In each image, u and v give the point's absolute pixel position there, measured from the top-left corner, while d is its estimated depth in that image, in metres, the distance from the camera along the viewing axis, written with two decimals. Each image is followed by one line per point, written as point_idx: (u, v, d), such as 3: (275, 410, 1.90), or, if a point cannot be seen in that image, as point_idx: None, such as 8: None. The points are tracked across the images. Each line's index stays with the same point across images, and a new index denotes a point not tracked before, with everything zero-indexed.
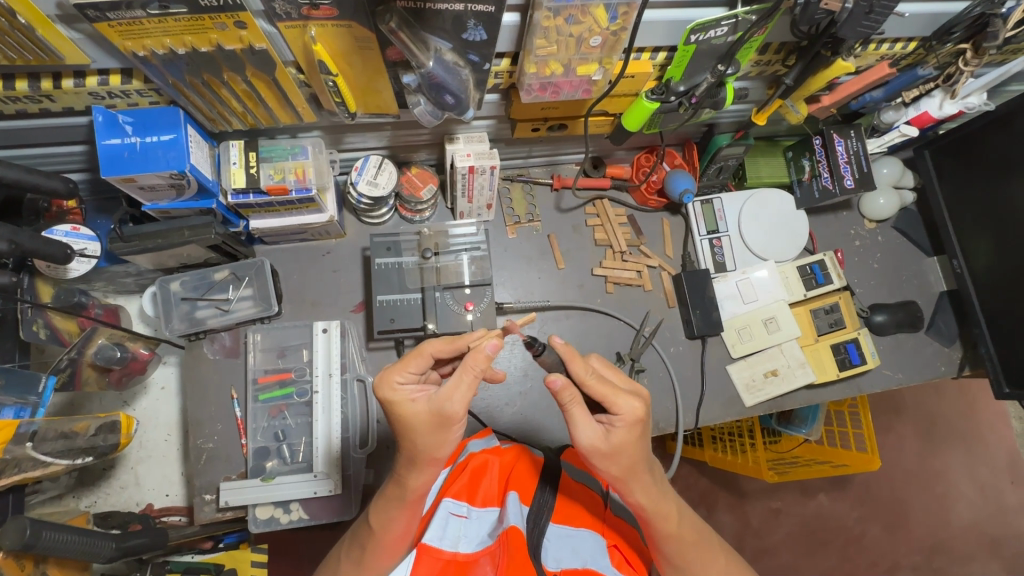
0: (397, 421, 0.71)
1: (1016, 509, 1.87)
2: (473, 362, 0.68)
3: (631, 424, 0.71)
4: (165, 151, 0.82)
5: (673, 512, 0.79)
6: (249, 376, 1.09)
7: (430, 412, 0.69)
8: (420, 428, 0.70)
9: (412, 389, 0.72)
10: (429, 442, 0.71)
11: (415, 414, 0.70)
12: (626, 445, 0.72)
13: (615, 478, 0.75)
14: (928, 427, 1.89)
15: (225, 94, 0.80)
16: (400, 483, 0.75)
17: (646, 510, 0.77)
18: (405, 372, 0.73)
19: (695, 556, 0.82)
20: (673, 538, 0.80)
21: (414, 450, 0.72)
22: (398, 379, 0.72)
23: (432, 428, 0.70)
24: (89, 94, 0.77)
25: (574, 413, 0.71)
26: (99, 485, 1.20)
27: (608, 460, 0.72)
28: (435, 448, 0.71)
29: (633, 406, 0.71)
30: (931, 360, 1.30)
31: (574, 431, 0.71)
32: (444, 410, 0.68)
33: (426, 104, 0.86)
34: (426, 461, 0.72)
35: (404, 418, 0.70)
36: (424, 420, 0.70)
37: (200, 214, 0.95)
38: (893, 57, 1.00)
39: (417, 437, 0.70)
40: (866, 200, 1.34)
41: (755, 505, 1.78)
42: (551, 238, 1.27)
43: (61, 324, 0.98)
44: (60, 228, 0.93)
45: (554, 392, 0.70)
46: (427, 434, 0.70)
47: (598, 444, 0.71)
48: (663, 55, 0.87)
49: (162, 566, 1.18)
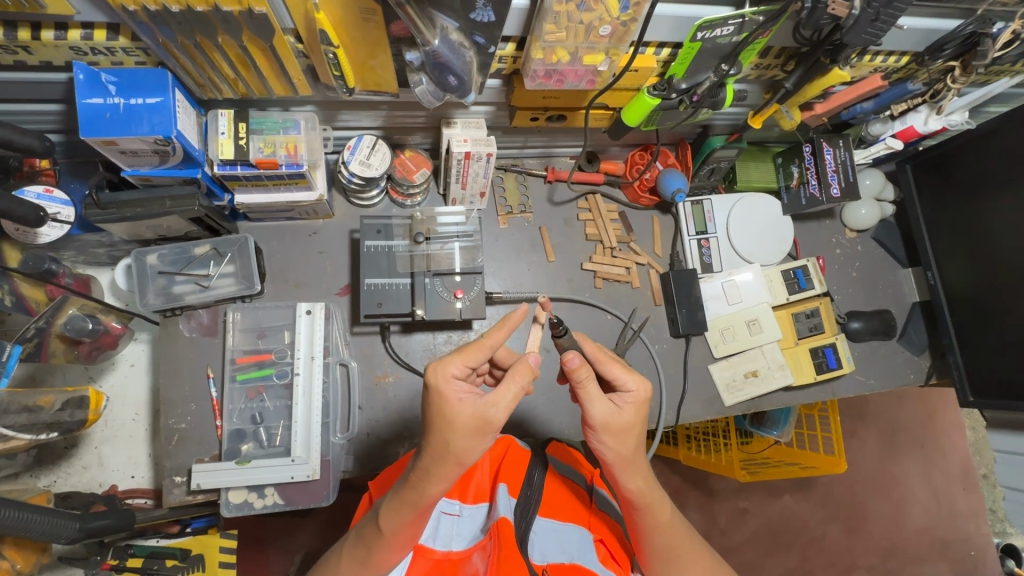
0: (436, 415, 0.69)
1: (965, 515, 1.96)
2: (518, 374, 0.71)
3: (639, 403, 0.77)
4: (150, 115, 0.78)
5: (664, 500, 0.81)
6: (226, 356, 1.05)
7: (474, 417, 0.68)
8: (457, 428, 0.68)
9: (462, 386, 0.70)
10: (462, 447, 0.69)
11: (459, 413, 0.68)
12: (635, 423, 0.76)
13: (617, 463, 0.77)
14: (890, 434, 1.97)
15: (218, 58, 0.76)
16: (418, 489, 0.72)
17: (638, 500, 0.79)
18: (463, 365, 0.71)
19: (681, 551, 0.83)
20: (663, 528, 0.81)
21: (444, 450, 0.69)
22: (454, 372, 0.70)
23: (469, 433, 0.69)
24: (70, 48, 0.72)
25: (589, 389, 0.74)
26: (60, 464, 1.15)
27: (616, 439, 0.76)
28: (464, 454, 0.70)
29: (641, 386, 0.77)
30: (900, 368, 1.35)
31: (587, 407, 0.74)
32: (488, 416, 0.68)
33: (428, 84, 0.83)
34: (450, 463, 0.70)
35: (446, 412, 0.68)
36: (463, 421, 0.68)
37: (183, 184, 0.91)
38: (885, 69, 1.02)
39: (451, 437, 0.68)
40: (848, 210, 1.37)
41: (723, 503, 1.82)
42: (542, 230, 1.26)
43: (28, 292, 0.92)
44: (32, 189, 0.89)
45: (568, 370, 0.73)
46: (462, 437, 0.69)
47: (611, 420, 0.75)
48: (668, 51, 0.88)
49: (125, 550, 1.15)
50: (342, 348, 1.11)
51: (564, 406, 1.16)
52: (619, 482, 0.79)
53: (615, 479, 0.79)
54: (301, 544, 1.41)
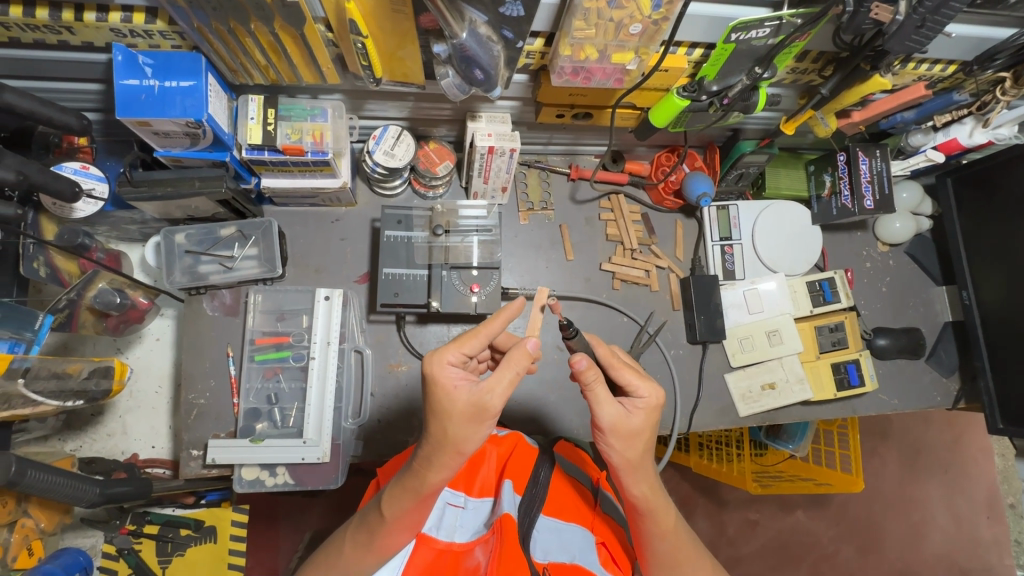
0: (434, 403, 0.70)
1: (987, 544, 1.89)
2: (516, 359, 0.71)
3: (650, 409, 0.76)
4: (184, 98, 0.80)
5: (669, 508, 0.80)
6: (246, 336, 1.08)
7: (470, 403, 0.69)
8: (454, 415, 0.69)
9: (458, 373, 0.71)
10: (459, 434, 0.70)
11: (456, 400, 0.69)
12: (645, 429, 0.76)
13: (623, 467, 0.77)
14: (911, 455, 1.90)
15: (250, 44, 0.78)
16: (420, 476, 0.73)
17: (643, 506, 0.78)
18: (459, 352, 0.71)
19: (685, 559, 0.82)
20: (668, 536, 0.80)
21: (442, 437, 0.70)
22: (450, 360, 0.70)
23: (466, 420, 0.69)
24: (110, 29, 0.74)
25: (598, 392, 0.73)
26: (86, 430, 1.20)
27: (624, 443, 0.75)
28: (462, 442, 0.70)
29: (653, 393, 0.76)
30: (927, 389, 1.30)
31: (596, 410, 0.74)
32: (484, 403, 0.69)
33: (454, 77, 0.83)
34: (449, 452, 0.71)
35: (443, 400, 0.69)
36: (461, 409, 0.69)
37: (212, 166, 0.93)
38: (931, 79, 0.98)
39: (449, 424, 0.69)
40: (882, 222, 1.32)
41: (732, 514, 1.79)
42: (562, 228, 1.25)
43: (62, 264, 0.96)
44: (69, 164, 0.92)
45: (578, 372, 0.72)
46: (460, 425, 0.69)
47: (620, 424, 0.74)
48: (699, 51, 0.86)
49: (142, 517, 1.20)
50: (358, 335, 1.13)
51: (574, 406, 1.15)
52: (624, 487, 0.78)
53: (621, 483, 0.78)
54: (310, 523, 1.44)
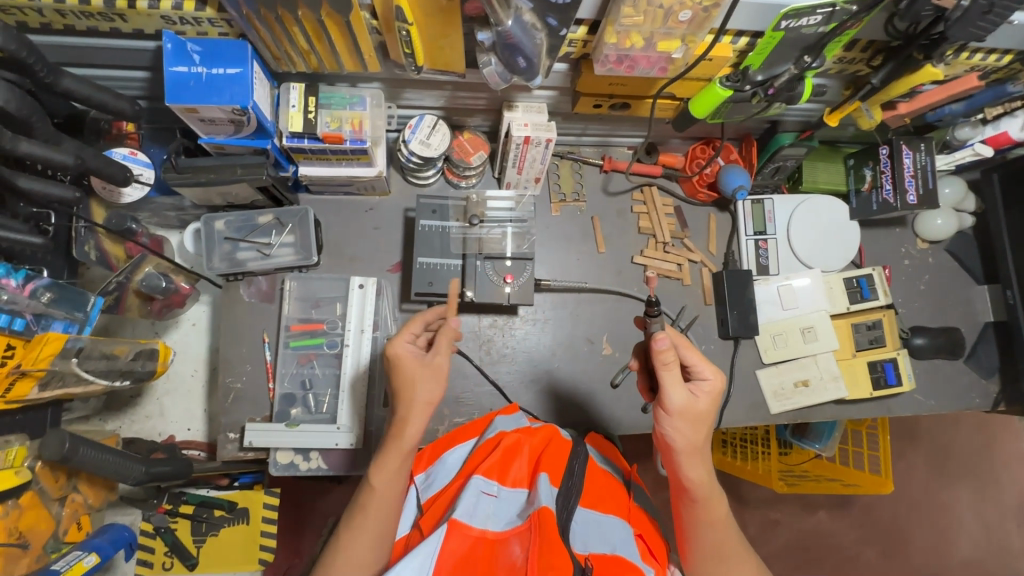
0: (399, 374, 0.81)
1: (1019, 552, 1.84)
2: (449, 328, 0.85)
3: (715, 394, 0.78)
4: (230, 85, 0.81)
5: (720, 497, 0.81)
6: (282, 323, 1.09)
7: (422, 362, 0.82)
8: (418, 376, 0.81)
9: (409, 348, 0.83)
10: (426, 393, 0.80)
11: (414, 365, 0.81)
12: (709, 412, 0.78)
13: (685, 451, 0.77)
14: (941, 459, 1.86)
15: (295, 31, 0.79)
16: (399, 436, 0.80)
17: (696, 492, 0.78)
18: (408, 334, 0.85)
19: (731, 552, 0.81)
20: (716, 526, 0.80)
21: (411, 399, 0.80)
22: (403, 339, 0.84)
23: (423, 374, 0.81)
24: (161, 17, 0.76)
25: (672, 373, 0.75)
26: (126, 411, 1.24)
27: (690, 427, 0.77)
28: (429, 398, 0.81)
29: (718, 376, 0.78)
30: (965, 391, 1.27)
31: (667, 392, 0.75)
32: (438, 363, 0.82)
33: (497, 65, 0.82)
34: (420, 408, 0.80)
35: (405, 367, 0.81)
36: (420, 371, 0.81)
37: (254, 153, 0.94)
38: (983, 69, 0.95)
39: (413, 387, 0.80)
40: (922, 218, 1.29)
41: (755, 512, 1.78)
42: (594, 221, 1.24)
43: (110, 249, 0.98)
44: (118, 151, 0.94)
45: (657, 351, 0.74)
46: (423, 385, 0.80)
47: (690, 407, 0.76)
48: (745, 40, 0.84)
49: (178, 497, 1.23)
50: (390, 324, 1.14)
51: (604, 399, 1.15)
52: (680, 472, 0.79)
53: (677, 467, 0.79)
54: (331, 507, 1.46)
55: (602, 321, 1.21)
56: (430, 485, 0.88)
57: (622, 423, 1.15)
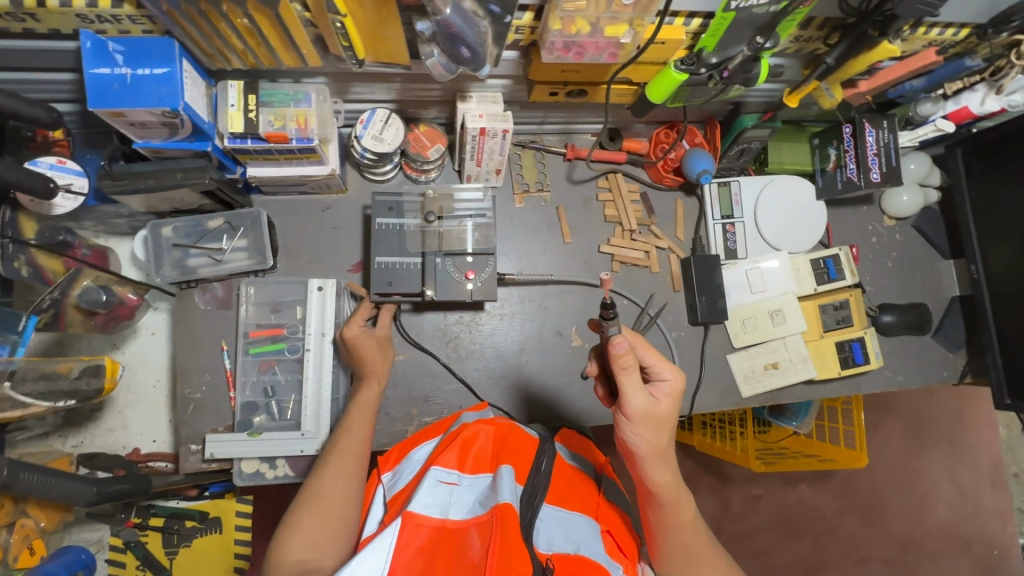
0: (359, 350, 1.01)
1: (991, 514, 1.89)
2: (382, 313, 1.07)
3: (675, 394, 0.76)
4: (156, 86, 0.77)
5: (687, 500, 0.80)
6: (240, 329, 1.07)
7: (373, 338, 1.03)
8: (370, 344, 1.02)
9: (358, 328, 1.02)
10: (379, 358, 1.02)
11: (365, 342, 1.01)
12: (669, 413, 0.76)
13: (649, 455, 0.76)
14: (916, 429, 1.90)
15: (225, 28, 0.75)
16: (366, 387, 0.99)
17: (663, 496, 0.77)
18: (358, 319, 1.04)
19: (699, 553, 0.81)
20: (684, 528, 0.79)
21: (373, 367, 1.01)
22: (354, 323, 1.02)
23: (374, 349, 1.02)
24: (76, 15, 0.71)
25: (632, 378, 0.72)
26: (87, 426, 1.20)
27: (651, 430, 0.75)
28: (381, 360, 1.03)
29: (677, 376, 0.76)
30: (934, 364, 1.28)
31: (626, 397, 0.73)
32: (382, 333, 1.05)
33: (440, 56, 0.79)
34: (377, 368, 1.01)
35: (360, 343, 1.01)
36: (372, 341, 1.03)
37: (195, 156, 0.91)
38: (941, 44, 0.93)
39: (371, 354, 1.01)
40: (888, 196, 1.28)
41: (736, 489, 1.80)
42: (559, 211, 1.22)
43: (46, 263, 0.94)
44: (44, 160, 0.89)
45: (615, 356, 0.71)
46: (373, 349, 1.02)
47: (651, 410, 0.74)
48: (698, 21, 0.82)
49: (147, 509, 1.20)
50: None
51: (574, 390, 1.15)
52: (645, 475, 0.77)
53: (642, 472, 0.77)
54: None
55: (570, 313, 1.19)
56: (395, 482, 0.83)
57: (594, 414, 1.15)
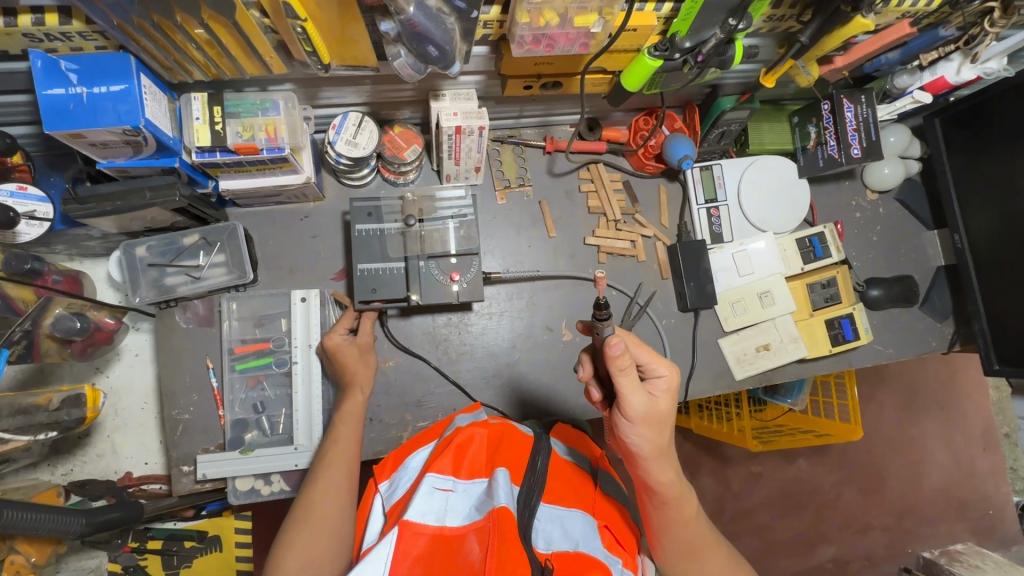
0: (342, 361, 0.99)
1: (985, 474, 1.93)
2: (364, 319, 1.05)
3: (672, 390, 0.76)
4: (115, 104, 0.74)
5: (690, 496, 0.80)
6: (225, 346, 1.04)
7: (355, 345, 1.01)
8: (349, 353, 0.99)
9: (342, 337, 1.00)
10: (361, 367, 1.00)
11: (346, 350, 0.99)
12: (668, 410, 0.75)
13: (651, 455, 0.75)
14: (908, 397, 1.92)
15: (182, 40, 0.72)
16: (349, 397, 0.97)
17: (667, 493, 0.77)
18: (341, 328, 1.01)
19: (700, 546, 0.82)
20: (686, 524, 0.80)
21: (357, 378, 0.98)
22: (336, 332, 1.00)
23: (356, 358, 1.00)
24: (23, 35, 0.68)
25: (630, 378, 0.71)
26: (75, 453, 1.18)
27: (652, 430, 0.74)
28: (365, 369, 1.01)
29: (672, 371, 0.76)
30: (922, 335, 1.29)
31: (625, 398, 0.71)
32: (364, 341, 1.03)
33: (407, 57, 0.77)
34: (360, 377, 0.99)
35: (340, 352, 0.99)
36: (351, 349, 1.00)
37: (162, 174, 0.88)
38: (915, 15, 0.92)
39: (353, 364, 0.99)
40: (870, 170, 1.28)
41: (736, 469, 1.81)
42: (542, 205, 1.21)
43: (14, 293, 0.91)
44: (3, 187, 0.85)
45: (612, 357, 0.69)
46: (353, 357, 1.00)
47: (650, 409, 0.72)
48: (669, 6, 0.80)
49: (144, 533, 1.18)
50: None
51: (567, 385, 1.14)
52: (648, 474, 0.76)
53: (644, 471, 0.76)
54: None
55: (558, 308, 1.18)
56: (392, 491, 0.81)
57: (588, 407, 1.14)
